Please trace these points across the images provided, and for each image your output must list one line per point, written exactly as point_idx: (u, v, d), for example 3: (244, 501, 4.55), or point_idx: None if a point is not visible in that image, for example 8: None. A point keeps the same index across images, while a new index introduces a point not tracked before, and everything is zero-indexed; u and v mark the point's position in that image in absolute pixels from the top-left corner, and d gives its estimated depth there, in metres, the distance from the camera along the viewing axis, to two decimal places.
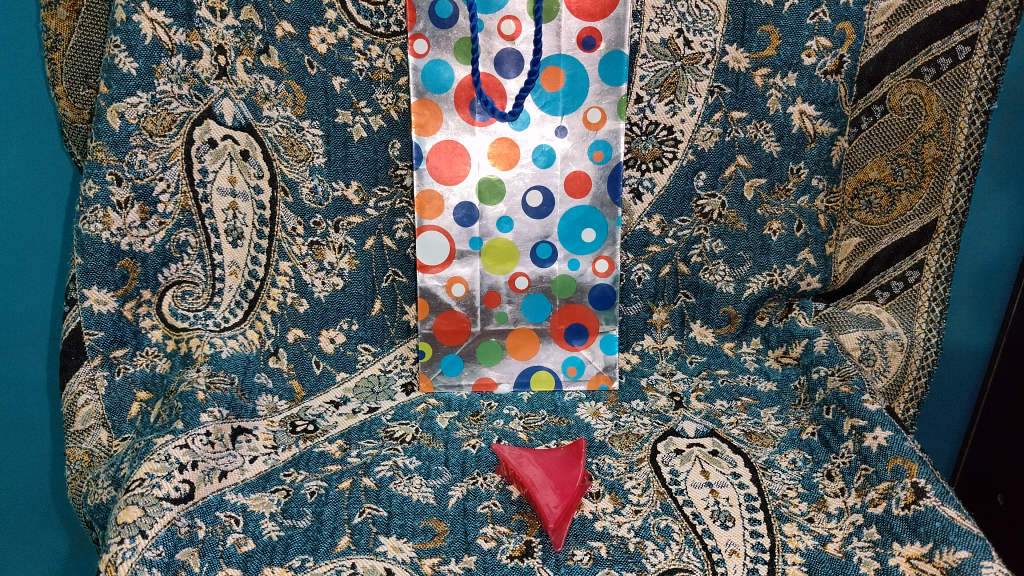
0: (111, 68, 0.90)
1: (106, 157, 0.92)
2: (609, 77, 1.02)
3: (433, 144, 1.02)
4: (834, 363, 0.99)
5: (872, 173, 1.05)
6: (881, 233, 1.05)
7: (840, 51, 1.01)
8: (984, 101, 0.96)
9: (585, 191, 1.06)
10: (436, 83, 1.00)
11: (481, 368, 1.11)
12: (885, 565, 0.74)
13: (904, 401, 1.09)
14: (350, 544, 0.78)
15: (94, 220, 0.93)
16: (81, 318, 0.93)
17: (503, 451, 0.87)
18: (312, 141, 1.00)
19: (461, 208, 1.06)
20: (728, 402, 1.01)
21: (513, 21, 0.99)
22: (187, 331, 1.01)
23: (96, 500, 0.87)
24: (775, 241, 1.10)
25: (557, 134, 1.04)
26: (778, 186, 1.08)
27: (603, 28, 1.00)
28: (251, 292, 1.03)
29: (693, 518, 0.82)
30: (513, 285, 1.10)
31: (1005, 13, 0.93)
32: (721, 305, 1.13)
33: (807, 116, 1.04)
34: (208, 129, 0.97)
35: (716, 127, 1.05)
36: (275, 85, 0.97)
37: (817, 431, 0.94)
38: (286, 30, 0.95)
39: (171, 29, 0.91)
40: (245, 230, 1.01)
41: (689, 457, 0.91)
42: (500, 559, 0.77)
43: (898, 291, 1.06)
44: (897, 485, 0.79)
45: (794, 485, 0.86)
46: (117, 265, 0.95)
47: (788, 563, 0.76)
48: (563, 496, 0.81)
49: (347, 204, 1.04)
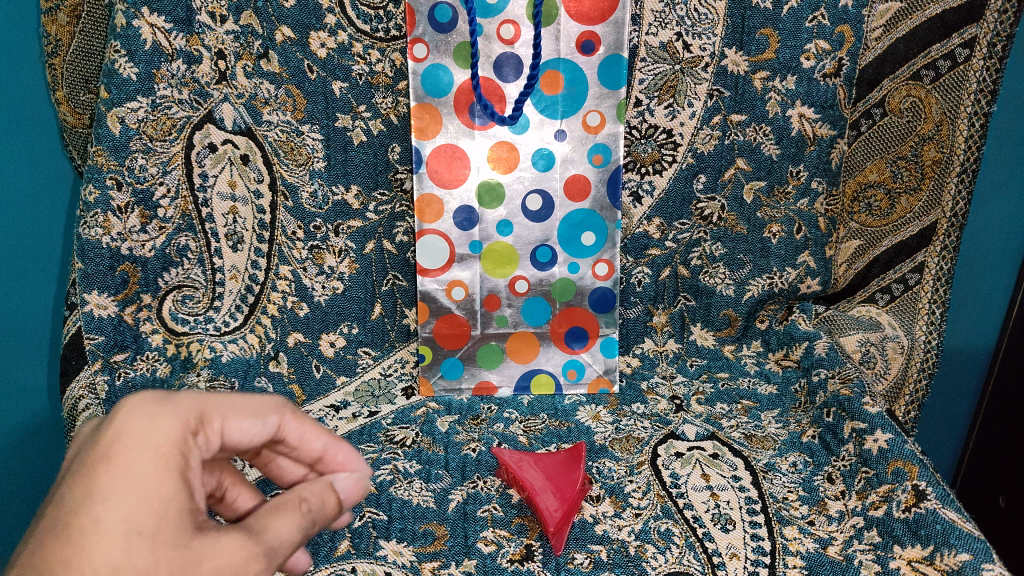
0: (111, 72, 0.90)
1: (106, 162, 0.91)
2: (609, 81, 1.01)
3: (433, 148, 1.02)
4: (834, 366, 0.99)
5: (872, 175, 1.05)
6: (881, 235, 1.06)
7: (839, 54, 1.00)
8: (984, 103, 0.97)
9: (585, 194, 1.06)
10: (436, 87, 1.00)
11: (481, 372, 1.11)
12: (886, 568, 0.73)
13: (904, 404, 1.10)
14: (350, 548, 0.78)
15: (94, 225, 0.92)
16: (82, 323, 0.92)
17: (503, 454, 0.88)
18: (312, 145, 1.01)
19: (460, 211, 1.06)
20: (729, 405, 1.01)
21: (513, 26, 0.99)
22: (187, 336, 1.01)
23: None
24: (775, 244, 1.10)
25: (557, 137, 1.04)
26: (777, 189, 1.08)
27: (603, 32, 0.99)
28: (251, 297, 1.04)
29: (693, 522, 0.82)
30: (513, 288, 1.10)
31: (1004, 15, 0.94)
32: (721, 309, 1.13)
33: (806, 119, 1.04)
34: (208, 134, 0.97)
35: (716, 130, 1.05)
36: (275, 90, 0.97)
37: (817, 434, 0.94)
38: (286, 34, 0.95)
39: (171, 33, 0.91)
40: (245, 234, 1.02)
41: (689, 460, 0.91)
42: (500, 563, 0.77)
43: (898, 293, 1.08)
44: (897, 488, 0.79)
45: (794, 488, 0.86)
46: (117, 269, 0.94)
47: (788, 567, 0.76)
48: (563, 499, 0.81)
49: (347, 208, 1.04)
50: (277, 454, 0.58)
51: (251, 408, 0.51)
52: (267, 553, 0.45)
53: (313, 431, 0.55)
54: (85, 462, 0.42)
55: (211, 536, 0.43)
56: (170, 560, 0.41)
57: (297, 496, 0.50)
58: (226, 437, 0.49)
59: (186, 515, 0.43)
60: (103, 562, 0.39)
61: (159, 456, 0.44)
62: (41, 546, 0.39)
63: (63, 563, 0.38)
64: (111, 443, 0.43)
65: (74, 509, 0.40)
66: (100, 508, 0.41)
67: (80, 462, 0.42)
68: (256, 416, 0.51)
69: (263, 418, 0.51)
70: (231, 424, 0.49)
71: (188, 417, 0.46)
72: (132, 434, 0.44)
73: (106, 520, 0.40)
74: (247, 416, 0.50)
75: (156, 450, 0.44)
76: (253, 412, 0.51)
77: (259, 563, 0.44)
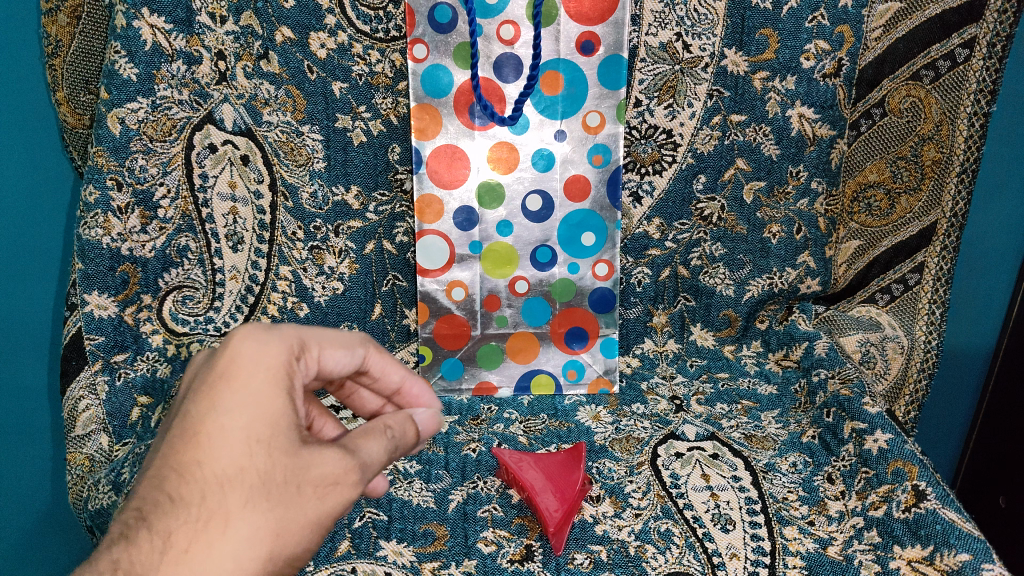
0: (111, 74, 0.90)
1: (106, 162, 0.92)
2: (609, 82, 1.01)
3: (433, 148, 1.02)
4: (834, 366, 0.99)
5: (872, 175, 1.05)
6: (881, 235, 1.06)
7: (840, 54, 1.00)
8: (983, 104, 0.98)
9: (585, 194, 1.07)
10: (436, 87, 1.00)
11: (481, 372, 1.11)
12: (885, 568, 0.73)
13: (904, 403, 1.10)
14: (350, 548, 0.78)
15: (94, 225, 0.92)
16: (82, 323, 0.93)
17: (503, 454, 0.88)
18: (312, 146, 1.01)
19: (460, 211, 1.06)
20: (729, 405, 1.01)
21: (513, 26, 1.00)
22: (187, 336, 1.00)
23: (96, 505, 0.81)
24: (775, 244, 1.10)
25: (557, 137, 1.05)
26: (777, 189, 1.08)
27: (603, 32, 0.99)
28: (251, 297, 1.04)
29: (693, 522, 0.82)
30: (513, 289, 1.10)
31: (1003, 15, 0.94)
32: (721, 309, 1.13)
33: (807, 119, 1.04)
34: (208, 135, 0.97)
35: (716, 130, 1.05)
36: (275, 91, 0.98)
37: (817, 434, 0.94)
38: (286, 34, 0.95)
39: (171, 33, 0.91)
40: (245, 234, 1.02)
41: (689, 460, 0.91)
42: (500, 563, 0.77)
43: (898, 294, 1.08)
44: (897, 488, 0.79)
45: (794, 489, 0.86)
46: (117, 270, 0.94)
47: (788, 567, 0.76)
48: (563, 500, 0.81)
49: (347, 208, 1.04)
50: (360, 386, 0.65)
51: (343, 340, 0.57)
52: (362, 467, 0.51)
53: (392, 366, 0.61)
54: (207, 377, 0.48)
55: (316, 450, 0.49)
56: (285, 467, 0.47)
57: (383, 424, 0.56)
58: (323, 365, 0.55)
59: (297, 430, 0.49)
60: (229, 465, 0.45)
61: (269, 375, 0.49)
62: (173, 449, 0.46)
63: (195, 464, 0.45)
64: (229, 363, 0.48)
65: (203, 416, 0.47)
66: (222, 420, 0.46)
67: (203, 377, 0.48)
68: (347, 346, 0.57)
69: (353, 350, 0.57)
70: (328, 352, 0.55)
71: (292, 343, 0.51)
72: (246, 355, 0.49)
73: (228, 428, 0.46)
74: (340, 347, 0.56)
75: (267, 370, 0.49)
76: (345, 344, 0.57)
77: (355, 475, 0.51)
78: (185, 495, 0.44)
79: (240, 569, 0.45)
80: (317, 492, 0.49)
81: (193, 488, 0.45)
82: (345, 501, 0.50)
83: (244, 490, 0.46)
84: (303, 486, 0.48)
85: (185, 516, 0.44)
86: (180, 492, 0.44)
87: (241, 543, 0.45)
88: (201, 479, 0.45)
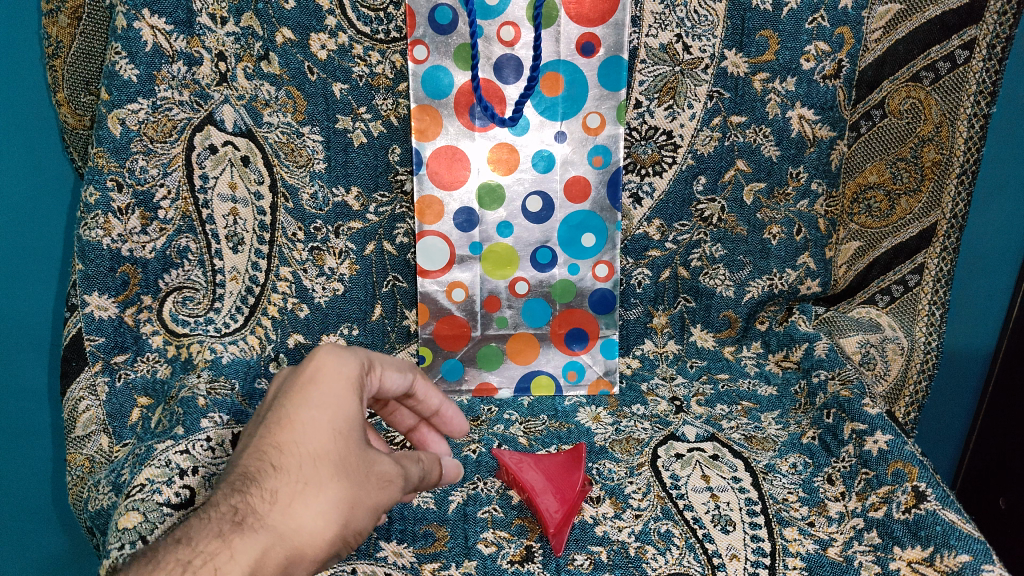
0: (112, 75, 0.90)
1: (107, 164, 0.92)
2: (609, 82, 1.01)
3: (433, 149, 1.03)
4: (834, 367, 0.99)
5: (872, 176, 1.05)
6: (881, 236, 1.07)
7: (839, 55, 1.01)
8: (983, 105, 0.97)
9: (585, 195, 1.07)
10: (436, 88, 1.00)
11: (481, 373, 1.11)
12: (885, 569, 0.73)
13: (904, 405, 1.10)
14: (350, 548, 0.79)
15: (95, 226, 0.92)
16: (82, 324, 0.92)
17: (503, 455, 0.88)
18: (312, 147, 1.01)
19: (460, 212, 1.06)
20: (729, 406, 1.01)
21: (513, 27, 1.00)
22: (187, 337, 0.98)
23: (96, 506, 0.81)
24: (775, 245, 1.10)
25: (557, 138, 1.05)
26: (777, 190, 1.08)
27: (603, 34, 1.00)
28: (252, 298, 1.03)
29: (693, 522, 0.82)
30: (513, 290, 1.10)
31: (1003, 17, 0.94)
32: (721, 310, 1.13)
33: (807, 120, 1.04)
34: (209, 136, 0.97)
35: (716, 131, 1.05)
36: (275, 91, 0.98)
37: (817, 435, 0.94)
38: (286, 36, 0.95)
39: (172, 34, 0.91)
40: (245, 235, 1.01)
41: (689, 461, 0.91)
42: (501, 564, 0.78)
43: (898, 295, 1.08)
44: (897, 489, 0.78)
45: (794, 490, 0.86)
46: (117, 271, 0.94)
47: (789, 568, 0.77)
48: (563, 500, 0.81)
49: (348, 209, 1.05)
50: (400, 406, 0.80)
51: (399, 362, 0.72)
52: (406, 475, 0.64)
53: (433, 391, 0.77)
54: (297, 380, 0.62)
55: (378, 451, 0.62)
56: (358, 454, 0.60)
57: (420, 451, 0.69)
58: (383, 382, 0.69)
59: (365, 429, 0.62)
60: (318, 445, 0.59)
61: (347, 381, 0.63)
62: (272, 432, 0.60)
63: (292, 443, 0.59)
64: (315, 371, 0.63)
65: (296, 409, 0.60)
66: (312, 412, 0.60)
67: (293, 381, 0.62)
68: (402, 370, 0.71)
69: (406, 372, 0.72)
70: (387, 373, 0.69)
71: (363, 359, 0.66)
72: (329, 364, 0.63)
73: (316, 419, 0.60)
74: (396, 368, 0.71)
75: (346, 377, 0.63)
76: (400, 367, 0.71)
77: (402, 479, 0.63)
78: (285, 464, 0.58)
79: (325, 526, 0.57)
80: (379, 482, 0.61)
81: (291, 460, 0.58)
82: (394, 496, 0.63)
83: (329, 465, 0.59)
84: (370, 474, 0.61)
85: (287, 479, 0.57)
86: (280, 462, 0.58)
87: (327, 506, 0.58)
88: (297, 453, 0.58)
